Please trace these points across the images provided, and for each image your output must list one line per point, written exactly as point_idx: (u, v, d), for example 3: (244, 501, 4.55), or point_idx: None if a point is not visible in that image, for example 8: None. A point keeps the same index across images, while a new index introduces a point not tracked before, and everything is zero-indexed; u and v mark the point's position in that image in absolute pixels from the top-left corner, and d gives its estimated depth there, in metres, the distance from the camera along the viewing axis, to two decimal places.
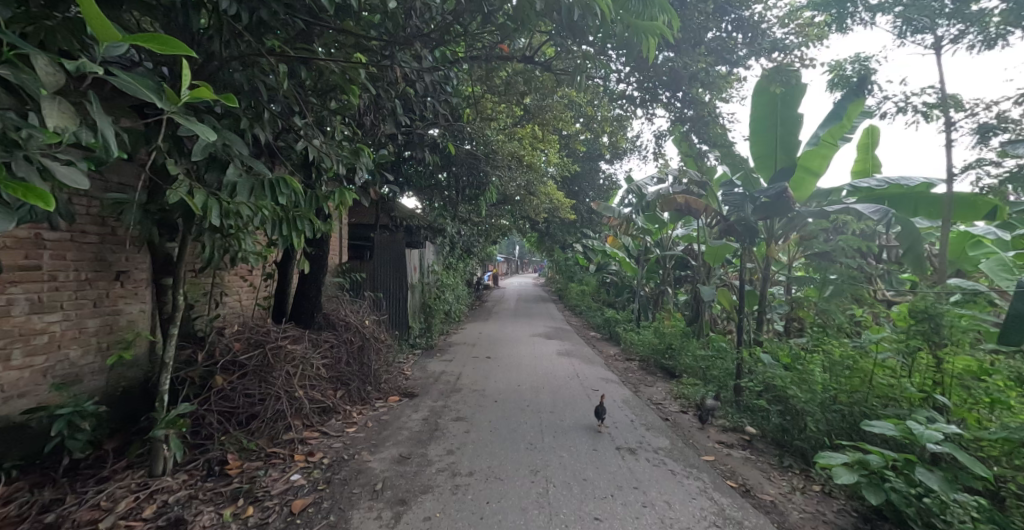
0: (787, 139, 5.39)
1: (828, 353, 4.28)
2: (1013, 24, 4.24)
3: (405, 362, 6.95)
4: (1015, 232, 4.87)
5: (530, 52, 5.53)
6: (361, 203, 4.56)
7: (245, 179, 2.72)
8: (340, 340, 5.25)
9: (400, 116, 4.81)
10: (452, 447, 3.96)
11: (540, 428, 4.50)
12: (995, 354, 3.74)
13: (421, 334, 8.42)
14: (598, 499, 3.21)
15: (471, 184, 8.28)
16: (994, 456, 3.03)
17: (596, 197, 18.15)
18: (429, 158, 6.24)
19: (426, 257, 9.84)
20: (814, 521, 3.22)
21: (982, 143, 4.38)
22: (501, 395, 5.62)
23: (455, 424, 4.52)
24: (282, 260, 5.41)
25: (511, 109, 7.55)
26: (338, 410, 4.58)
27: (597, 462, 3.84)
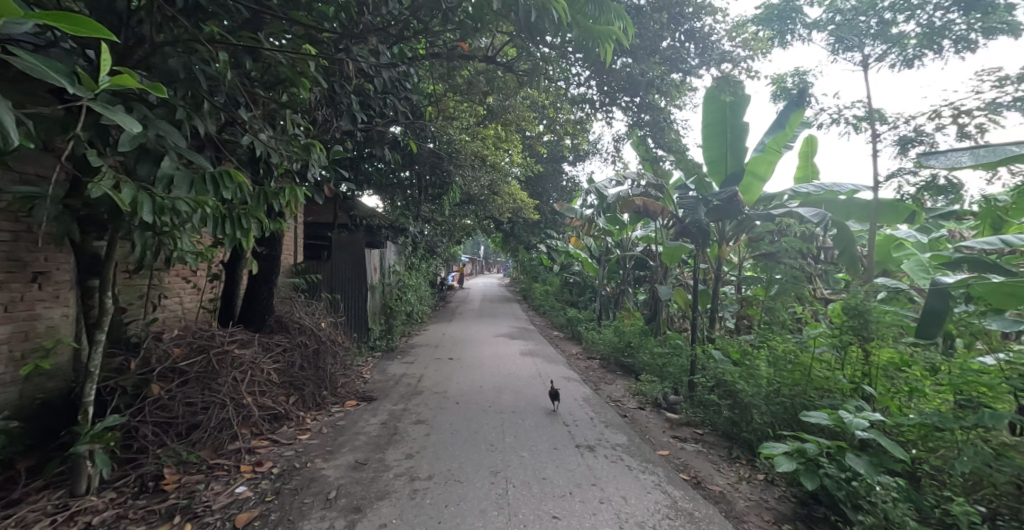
0: (736, 144, 5.67)
1: (774, 348, 4.54)
2: (926, 47, 4.62)
3: (365, 366, 6.90)
4: (932, 235, 5.35)
5: (492, 52, 5.61)
6: (316, 202, 4.50)
7: (183, 172, 2.65)
8: (293, 344, 5.18)
9: (357, 113, 4.77)
10: (411, 450, 4.00)
11: (502, 429, 4.60)
12: (915, 345, 4.10)
13: (382, 336, 8.36)
14: (556, 497, 3.33)
15: (435, 185, 8.33)
16: (912, 440, 3.33)
17: (560, 197, 18.35)
18: (389, 158, 6.20)
19: (389, 258, 9.73)
20: (758, 509, 3.45)
21: (902, 154, 4.76)
22: (464, 396, 5.69)
23: (415, 427, 4.55)
24: (232, 262, 5.25)
25: (474, 109, 7.58)
26: (290, 416, 4.53)
27: (556, 461, 3.96)
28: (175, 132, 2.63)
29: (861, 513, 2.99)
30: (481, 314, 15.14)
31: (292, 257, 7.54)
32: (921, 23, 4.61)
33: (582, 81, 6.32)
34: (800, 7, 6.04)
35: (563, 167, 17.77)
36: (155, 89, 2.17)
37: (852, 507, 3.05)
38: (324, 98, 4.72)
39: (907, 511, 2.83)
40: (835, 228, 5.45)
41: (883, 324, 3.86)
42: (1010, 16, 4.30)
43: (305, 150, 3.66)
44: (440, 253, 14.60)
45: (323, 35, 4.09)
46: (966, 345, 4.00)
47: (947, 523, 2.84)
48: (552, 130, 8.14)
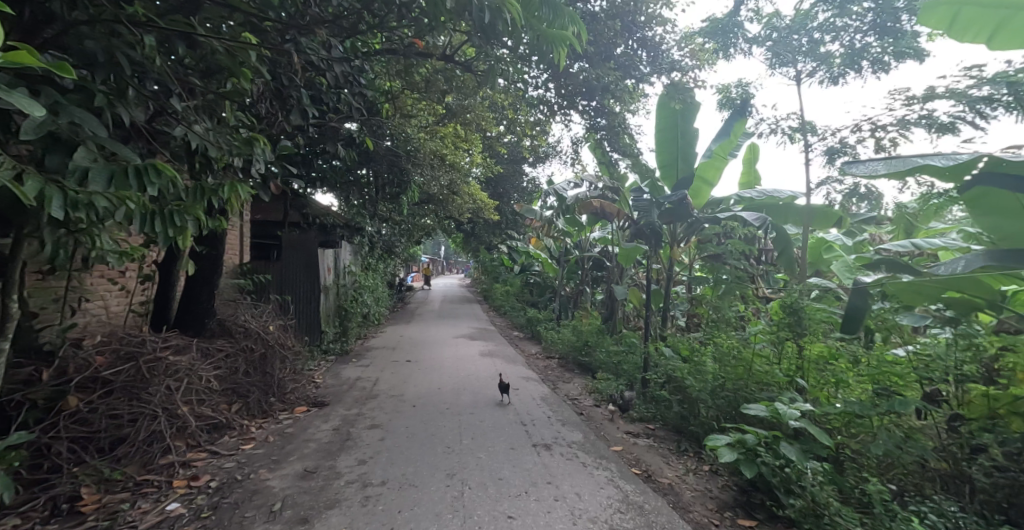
0: (687, 150, 5.95)
1: (718, 345, 4.78)
2: (847, 67, 5.03)
3: (317, 370, 6.79)
4: (858, 238, 5.81)
5: (449, 50, 5.63)
6: (264, 200, 4.40)
7: (101, 164, 2.38)
8: (237, 349, 5.05)
9: (307, 108, 4.67)
10: (364, 456, 4.01)
11: (460, 431, 4.65)
12: (842, 339, 4.44)
13: (337, 338, 8.24)
14: (511, 497, 3.43)
15: (391, 183, 8.02)
16: (837, 427, 3.53)
17: (520, 198, 18.29)
18: (344, 155, 6.10)
19: (345, 258, 9.55)
20: (702, 498, 3.68)
21: (830, 163, 5.15)
22: (421, 398, 5.71)
23: (369, 432, 4.55)
24: (167, 262, 5.06)
25: (432, 107, 7.55)
26: (232, 425, 4.44)
27: (513, 461, 4.07)
28: (92, 119, 2.40)
29: (792, 497, 3.22)
30: (440, 315, 15.11)
31: (238, 256, 7.30)
32: (844, 45, 5.02)
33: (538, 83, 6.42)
34: (741, 23, 6.41)
35: (523, 167, 17.87)
36: (58, 67, 1.86)
37: (784, 492, 3.27)
38: (271, 91, 4.58)
39: (831, 494, 3.08)
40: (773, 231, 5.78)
41: (814, 320, 4.24)
42: (915, 43, 4.74)
43: (248, 144, 3.46)
44: (398, 253, 14.44)
45: (267, 24, 3.97)
46: (883, 339, 4.37)
47: (864, 502, 3.12)
48: (512, 131, 8.22)
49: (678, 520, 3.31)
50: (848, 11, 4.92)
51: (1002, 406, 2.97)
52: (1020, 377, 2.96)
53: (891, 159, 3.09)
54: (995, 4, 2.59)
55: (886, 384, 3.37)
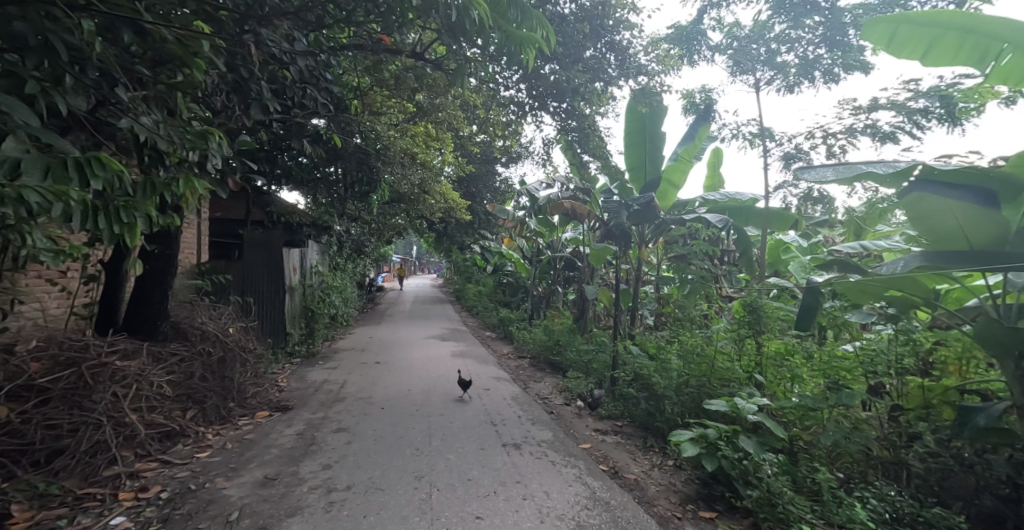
0: (654, 153, 6.09)
1: (683, 343, 4.91)
2: (801, 76, 5.31)
3: (281, 373, 6.67)
4: (813, 239, 6.07)
5: (420, 47, 5.61)
6: (222, 197, 4.29)
7: (36, 156, 2.10)
8: (193, 352, 4.91)
9: (269, 103, 4.55)
10: (329, 461, 3.96)
11: (429, 434, 4.65)
12: (797, 337, 4.65)
13: (303, 341, 8.09)
14: (480, 497, 3.45)
15: (361, 181, 7.72)
16: (791, 420, 3.69)
17: (493, 199, 18.13)
18: (310, 153, 5.99)
19: (312, 258, 9.38)
20: (666, 492, 3.78)
21: (786, 168, 5.39)
22: (389, 401, 5.69)
23: (335, 436, 4.51)
24: (114, 262, 4.85)
25: (403, 105, 7.50)
26: (187, 433, 4.26)
27: (483, 461, 4.11)
28: (25, 108, 2.14)
29: (750, 488, 3.34)
30: (411, 315, 15.03)
31: (194, 255, 7.09)
32: (799, 55, 5.28)
33: (512, 84, 6.51)
34: (704, 32, 6.63)
35: (495, 167, 17.86)
36: None
37: (743, 483, 3.39)
38: (231, 84, 4.45)
39: (785, 484, 3.22)
40: (734, 233, 5.90)
41: (771, 318, 4.50)
42: (861, 56, 5.10)
43: (202, 138, 3.21)
44: (368, 252, 14.24)
45: (225, 15, 3.84)
46: (834, 336, 4.60)
47: (815, 491, 3.27)
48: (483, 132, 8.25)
49: (643, 514, 3.39)
50: (802, 23, 5.16)
51: (936, 396, 3.18)
52: (951, 369, 3.27)
53: (840, 164, 3.18)
54: (925, 22, 2.77)
55: (836, 379, 3.54)
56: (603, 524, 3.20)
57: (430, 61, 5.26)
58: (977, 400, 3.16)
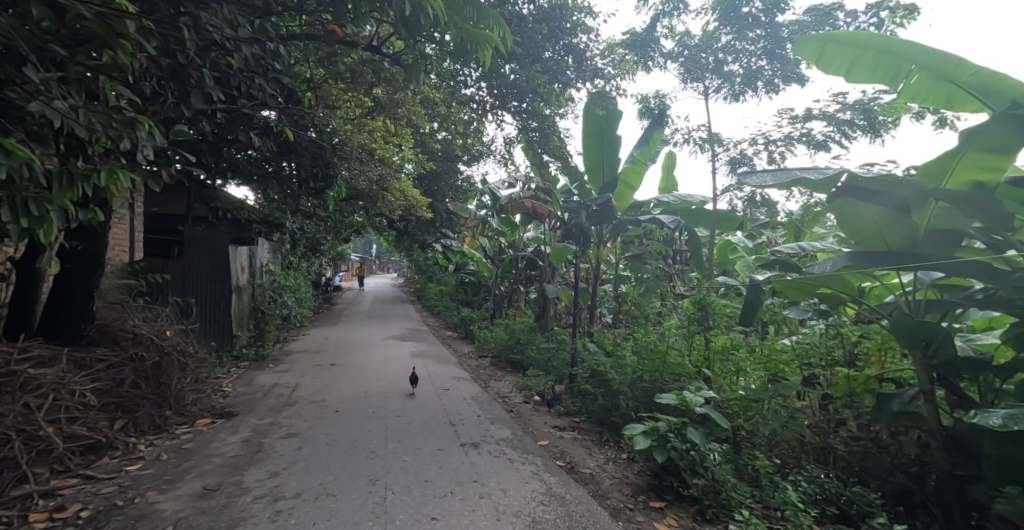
0: (611, 155, 6.24)
1: (637, 339, 5.05)
2: (745, 85, 5.62)
3: (226, 378, 6.41)
4: (758, 240, 6.41)
5: (376, 39, 5.54)
6: (155, 192, 4.10)
7: None
8: (124, 357, 4.45)
9: (210, 91, 4.33)
10: (276, 468, 3.82)
11: (385, 437, 4.62)
12: (743, 333, 4.90)
13: (250, 343, 7.81)
14: (436, 498, 3.44)
15: (317, 177, 7.33)
16: (736, 411, 3.82)
17: (455, 198, 18.02)
18: (261, 146, 5.81)
19: (261, 256, 9.06)
20: (620, 484, 3.90)
21: (733, 173, 5.69)
22: (343, 403, 5.64)
23: (283, 442, 4.37)
24: (27, 260, 4.54)
25: (359, 99, 7.38)
26: (114, 445, 3.94)
27: (441, 462, 4.11)
28: None
29: (696, 477, 3.47)
30: (369, 315, 14.81)
31: (125, 252, 6.67)
32: (744, 65, 5.58)
33: (472, 82, 6.53)
34: (656, 38, 6.87)
35: (457, 166, 17.81)
36: None
37: (690, 472, 3.48)
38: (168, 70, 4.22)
39: (728, 472, 3.43)
40: (685, 234, 6.15)
41: (719, 314, 4.75)
42: (798, 69, 5.49)
43: (129, 126, 2.92)
44: (324, 250, 13.87)
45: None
46: (775, 331, 4.88)
47: (755, 477, 3.48)
48: (443, 130, 8.23)
49: (597, 507, 3.46)
50: (746, 35, 5.44)
51: (860, 385, 3.35)
52: (873, 360, 3.57)
53: (778, 170, 3.35)
54: (849, 41, 3.02)
55: (775, 371, 3.77)
56: (558, 519, 3.26)
57: (386, 55, 5.21)
58: (893, 387, 3.44)
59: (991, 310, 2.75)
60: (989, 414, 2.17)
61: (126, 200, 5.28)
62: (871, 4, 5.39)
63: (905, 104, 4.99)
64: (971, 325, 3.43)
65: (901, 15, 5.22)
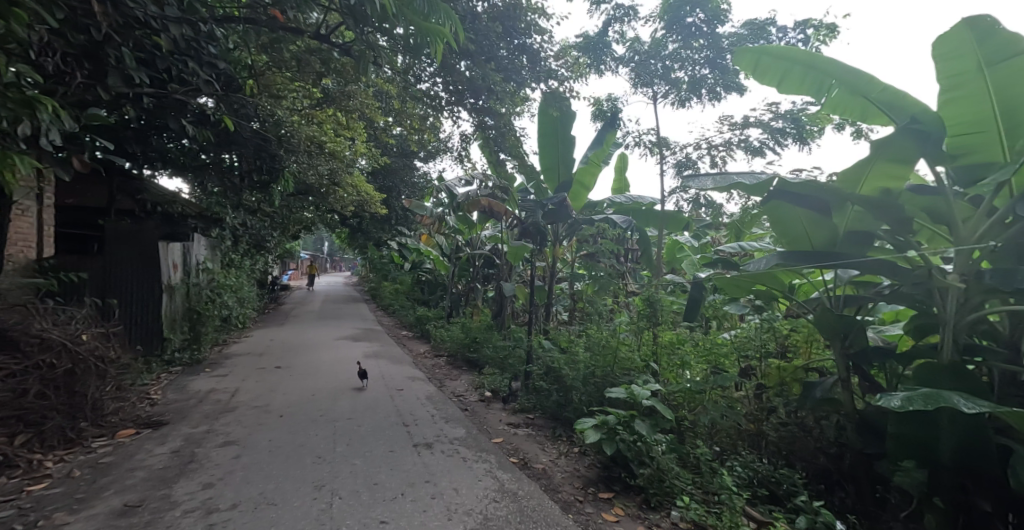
0: (566, 156, 6.36)
1: (591, 336, 5.20)
2: (690, 93, 5.88)
3: (154, 384, 6.04)
4: (703, 240, 6.73)
5: (325, 28, 5.40)
6: (66, 180, 3.97)
7: None
8: (27, 365, 3.97)
9: (131, 73, 4.05)
10: (210, 479, 3.64)
11: (334, 440, 4.55)
12: (689, 328, 5.13)
13: (184, 347, 7.40)
14: (386, 501, 3.43)
15: (260, 170, 7.02)
16: (680, 403, 4.01)
17: (411, 195, 17.71)
18: (196, 135, 5.50)
19: (196, 253, 8.60)
20: (571, 477, 4.00)
21: (680, 176, 5.95)
22: (288, 407, 5.48)
23: (220, 451, 4.18)
24: None
25: (306, 90, 7.14)
26: (15, 464, 3.68)
27: (392, 463, 4.11)
28: None
29: (643, 467, 3.62)
30: (320, 315, 14.39)
31: (33, 249, 5.79)
32: (689, 73, 5.84)
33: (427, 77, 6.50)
34: (609, 43, 7.07)
35: (413, 162, 17.54)
36: None
37: (637, 463, 3.63)
38: (85, 49, 3.93)
39: (673, 461, 3.59)
40: (636, 234, 6.36)
41: (666, 311, 4.97)
42: (738, 79, 5.80)
43: (28, 107, 2.70)
44: (270, 248, 13.32)
45: None
46: (717, 326, 5.16)
47: (697, 465, 3.66)
48: (398, 124, 8.09)
49: (548, 502, 3.55)
50: (691, 44, 5.71)
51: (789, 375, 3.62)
52: (801, 351, 3.85)
53: (715, 174, 3.53)
54: (780, 55, 3.25)
55: (716, 363, 3.98)
56: (508, 515, 3.33)
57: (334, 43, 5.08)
58: (816, 376, 3.73)
59: (896, 303, 3.03)
60: (891, 397, 2.35)
61: (33, 189, 4.88)
62: (799, 21, 5.76)
63: (829, 116, 5.40)
64: (882, 318, 3.76)
65: (824, 33, 5.62)
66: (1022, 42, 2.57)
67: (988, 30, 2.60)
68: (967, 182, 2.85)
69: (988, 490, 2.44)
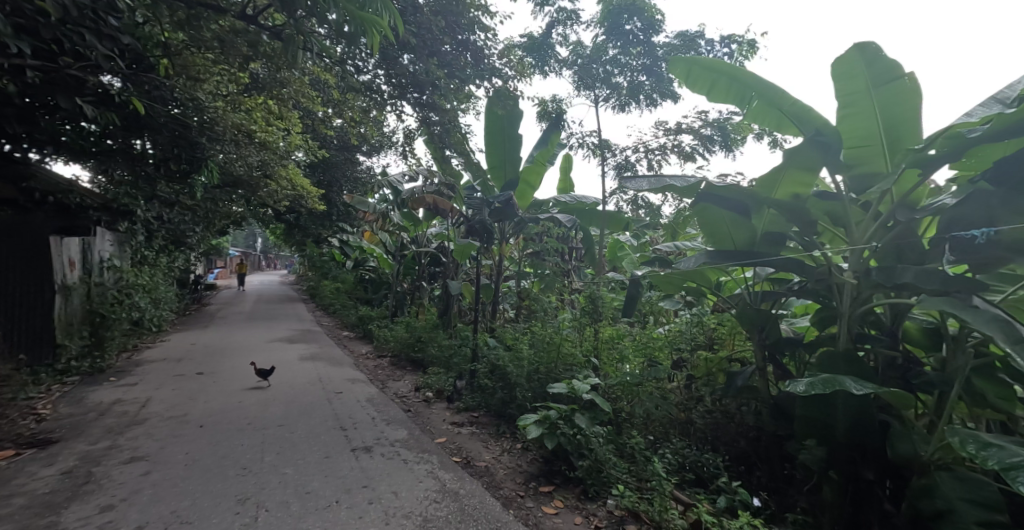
0: (512, 154, 6.43)
1: (535, 333, 5.29)
2: (629, 98, 6.11)
3: (43, 399, 5.45)
4: (642, 240, 7.01)
5: (251, 8, 5.15)
6: None
7: None
8: None
9: (11, 43, 3.65)
10: (111, 500, 3.40)
11: (263, 449, 4.39)
12: (627, 324, 5.34)
13: (81, 356, 6.62)
14: (318, 510, 3.36)
15: (181, 159, 7.15)
16: (618, 396, 4.18)
17: (352, 189, 17.15)
18: (94, 115, 5.05)
19: (99, 248, 7.84)
20: (512, 473, 4.09)
21: (621, 177, 6.17)
22: (209, 417, 5.20)
23: (123, 468, 3.91)
24: None
25: (233, 75, 6.74)
26: None
27: (328, 470, 4.03)
28: None
29: (582, 459, 3.76)
30: (251, 317, 13.66)
31: None
32: (628, 79, 6.08)
33: (369, 68, 6.41)
34: (553, 45, 7.22)
35: (355, 156, 16.99)
36: None
37: (576, 455, 3.77)
38: None
39: (610, 451, 3.76)
40: (580, 233, 6.54)
41: (607, 307, 5.16)
42: (671, 86, 6.09)
43: None
44: (195, 244, 12.51)
45: None
46: (654, 322, 5.39)
47: (631, 454, 3.85)
48: (338, 116, 7.86)
49: (489, 499, 3.62)
50: (629, 51, 5.96)
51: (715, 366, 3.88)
52: (725, 344, 4.14)
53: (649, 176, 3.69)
54: (708, 68, 3.47)
55: (651, 357, 4.19)
56: (449, 515, 3.36)
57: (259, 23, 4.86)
58: (739, 366, 4.01)
59: (803, 298, 3.31)
60: (797, 383, 2.59)
61: None
62: (725, 36, 6.14)
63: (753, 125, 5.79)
64: (793, 311, 4.11)
65: (745, 49, 6.02)
66: (899, 69, 2.92)
67: (873, 56, 2.94)
68: (861, 189, 3.14)
69: (873, 461, 2.73)
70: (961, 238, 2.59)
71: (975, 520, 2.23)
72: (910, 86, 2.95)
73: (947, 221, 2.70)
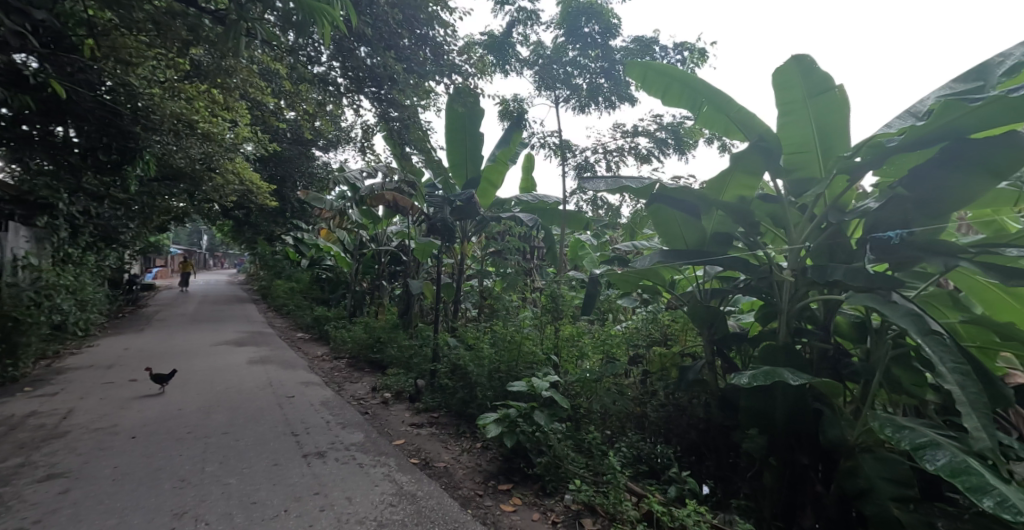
0: (473, 152, 6.43)
1: (496, 332, 5.28)
2: (588, 100, 6.22)
3: None
4: (602, 240, 7.14)
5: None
6: None
7: None
8: None
9: None
10: (26, 523, 3.21)
11: (206, 460, 4.24)
12: (586, 323, 5.42)
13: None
14: (265, 521, 3.28)
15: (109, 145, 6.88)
16: (577, 393, 4.26)
17: (307, 185, 16.64)
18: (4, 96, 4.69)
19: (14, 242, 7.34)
20: (471, 472, 4.11)
21: (580, 177, 6.26)
22: (142, 428, 4.96)
23: (41, 487, 3.69)
24: None
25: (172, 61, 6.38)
26: None
27: (278, 478, 3.94)
28: None
29: (540, 456, 3.81)
30: (195, 319, 13.02)
31: None
32: (587, 81, 6.18)
33: (323, 60, 6.28)
34: (512, 45, 7.26)
35: (309, 151, 16.49)
36: None
37: (534, 453, 3.83)
38: None
39: (568, 448, 3.84)
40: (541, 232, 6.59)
41: (567, 305, 5.25)
42: (627, 89, 6.23)
43: None
44: (133, 242, 11.86)
45: None
46: (612, 320, 5.50)
47: (587, 450, 3.95)
48: (291, 109, 7.63)
49: (446, 500, 3.63)
50: (587, 52, 6.08)
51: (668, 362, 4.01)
52: (679, 340, 4.28)
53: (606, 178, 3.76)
54: (661, 73, 3.60)
55: (609, 353, 4.29)
56: (404, 518, 3.35)
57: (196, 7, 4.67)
58: (690, 361, 4.18)
59: (748, 295, 3.47)
60: (741, 376, 2.72)
61: None
62: (677, 43, 6.34)
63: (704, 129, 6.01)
64: (740, 308, 4.30)
65: (697, 57, 6.24)
66: (831, 81, 3.11)
67: (808, 67, 3.13)
68: (799, 193, 3.31)
69: (807, 446, 2.89)
70: (881, 239, 2.80)
71: (892, 498, 2.43)
72: (841, 97, 3.15)
73: (870, 223, 2.90)
